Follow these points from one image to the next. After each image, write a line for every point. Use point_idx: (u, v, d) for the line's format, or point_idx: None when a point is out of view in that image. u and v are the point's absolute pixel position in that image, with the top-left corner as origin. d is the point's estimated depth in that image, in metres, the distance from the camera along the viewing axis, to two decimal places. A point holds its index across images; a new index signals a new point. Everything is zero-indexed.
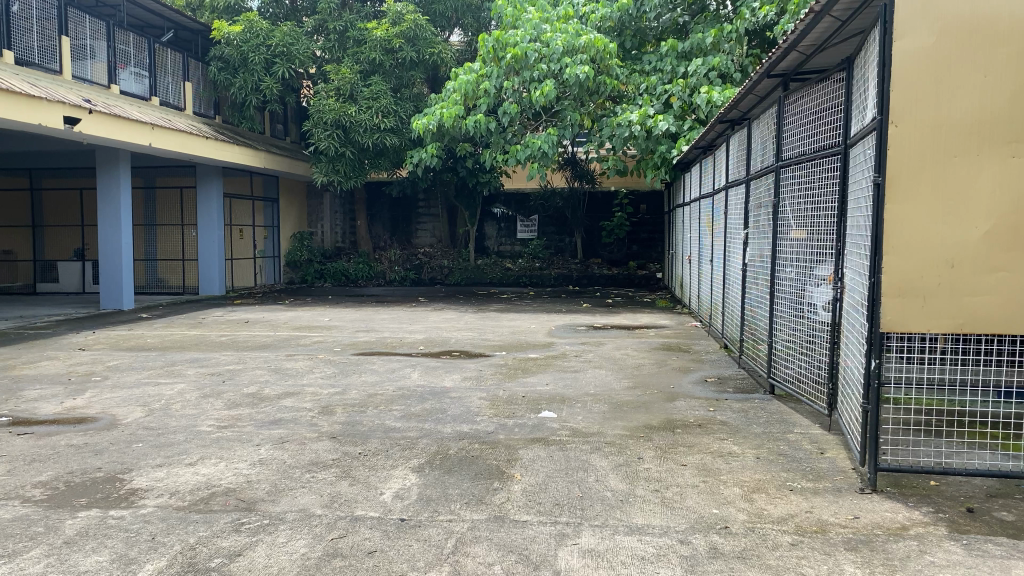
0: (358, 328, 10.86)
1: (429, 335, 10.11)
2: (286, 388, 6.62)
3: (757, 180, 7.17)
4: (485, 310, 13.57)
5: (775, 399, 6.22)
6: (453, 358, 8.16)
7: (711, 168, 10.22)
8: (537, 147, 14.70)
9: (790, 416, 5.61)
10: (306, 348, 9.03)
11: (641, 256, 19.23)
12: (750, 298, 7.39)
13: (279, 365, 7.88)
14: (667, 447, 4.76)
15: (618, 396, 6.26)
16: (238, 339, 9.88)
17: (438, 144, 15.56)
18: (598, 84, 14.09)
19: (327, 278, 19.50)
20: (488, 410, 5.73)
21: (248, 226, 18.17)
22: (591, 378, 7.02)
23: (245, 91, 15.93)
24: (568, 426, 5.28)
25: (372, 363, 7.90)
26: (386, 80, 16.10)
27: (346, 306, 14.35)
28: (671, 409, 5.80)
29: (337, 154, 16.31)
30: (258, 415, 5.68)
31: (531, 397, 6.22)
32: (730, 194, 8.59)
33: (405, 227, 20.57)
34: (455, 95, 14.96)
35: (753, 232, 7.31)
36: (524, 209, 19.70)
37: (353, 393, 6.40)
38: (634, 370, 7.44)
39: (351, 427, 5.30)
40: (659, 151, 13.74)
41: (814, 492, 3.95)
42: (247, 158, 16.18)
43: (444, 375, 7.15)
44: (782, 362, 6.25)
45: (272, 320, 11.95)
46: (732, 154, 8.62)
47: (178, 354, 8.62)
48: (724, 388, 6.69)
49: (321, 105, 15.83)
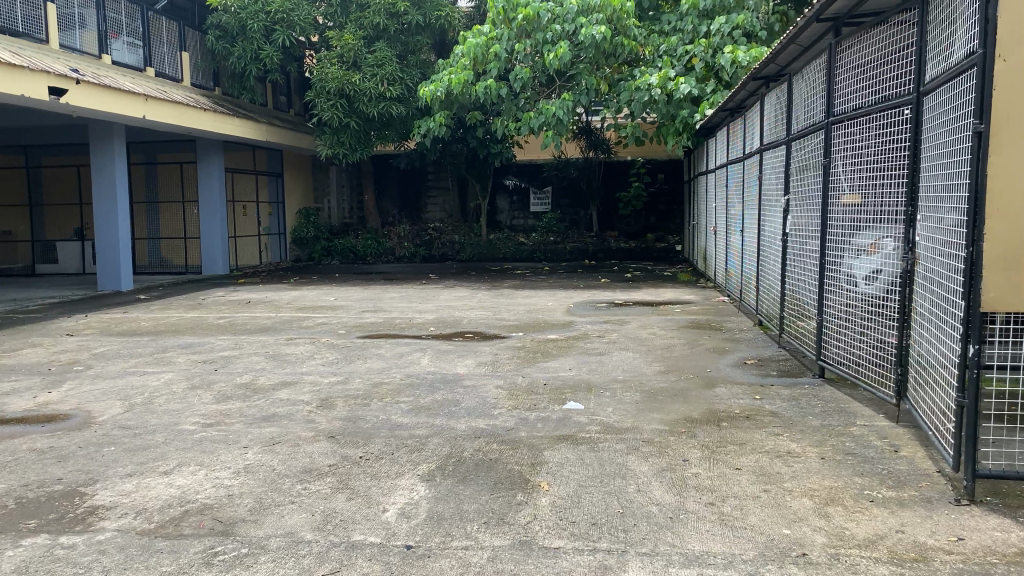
0: (365, 308, 10.25)
1: (440, 315, 9.49)
2: (283, 378, 6.02)
3: (802, 140, 6.46)
4: (498, 287, 12.91)
5: (827, 383, 5.57)
6: (466, 341, 7.53)
7: (742, 129, 9.50)
8: (552, 114, 13.93)
9: (848, 404, 4.95)
10: (309, 330, 8.42)
11: (659, 229, 18.53)
12: (794, 271, 6.74)
13: (278, 350, 7.28)
14: (715, 445, 4.14)
15: (650, 382, 5.62)
16: (237, 322, 9.28)
17: (447, 112, 14.78)
18: (615, 46, 13.47)
19: (335, 255, 18.83)
20: (506, 401, 5.11)
21: (252, 203, 17.57)
22: (618, 361, 6.38)
23: (244, 60, 15.33)
24: (598, 419, 4.65)
25: (379, 347, 7.28)
26: (391, 46, 15.37)
27: (354, 285, 13.71)
28: (712, 398, 5.17)
29: (341, 125, 15.51)
30: (250, 409, 5.08)
31: (553, 385, 5.58)
32: (766, 158, 7.89)
33: (414, 200, 19.87)
34: (463, 60, 14.08)
35: (796, 198, 6.62)
36: (537, 180, 18.99)
37: (356, 382, 5.79)
38: (665, 353, 6.79)
39: (352, 423, 4.69)
40: (681, 116, 12.97)
41: (900, 504, 3.29)
42: (248, 131, 15.51)
43: (456, 360, 6.53)
44: (836, 341, 5.61)
45: (275, 300, 11.35)
46: (767, 113, 7.92)
47: (171, 339, 8.02)
48: (767, 371, 6.03)
49: (324, 74, 15.06)
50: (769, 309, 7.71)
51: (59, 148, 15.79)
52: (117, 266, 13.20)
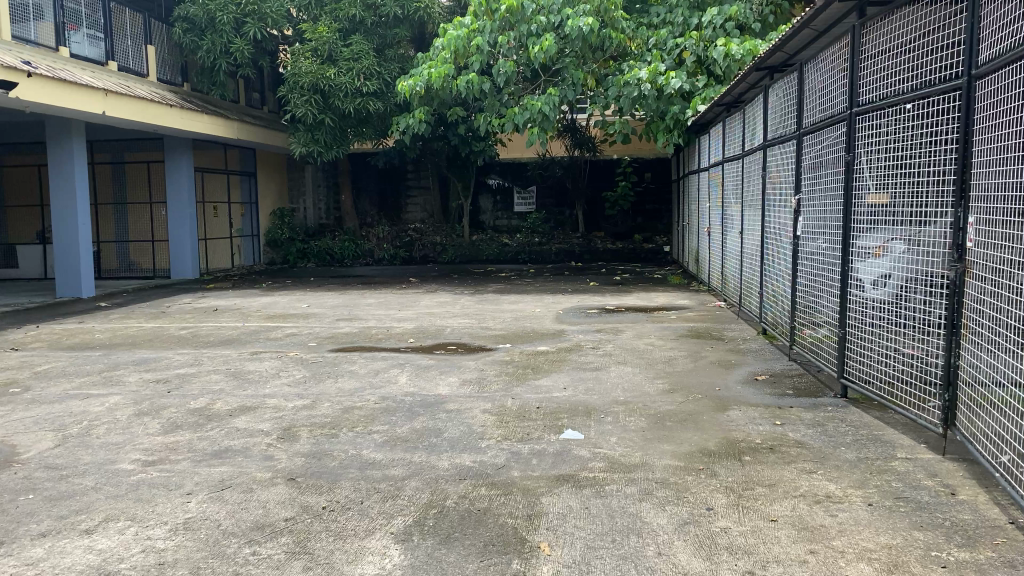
0: (340, 316, 9.58)
1: (420, 323, 8.84)
2: (243, 402, 5.35)
3: (816, 134, 5.91)
4: (481, 291, 12.28)
5: (851, 404, 5.01)
6: (448, 354, 6.89)
7: (740, 124, 8.95)
8: (537, 109, 13.29)
9: (883, 432, 4.36)
10: (277, 342, 7.74)
11: (646, 229, 17.99)
12: (805, 277, 6.20)
13: (240, 367, 6.60)
14: (740, 488, 3.55)
15: (655, 404, 5.02)
16: (200, 333, 8.58)
17: (427, 108, 14.08)
18: (602, 38, 12.94)
19: (311, 257, 18.17)
20: (495, 429, 4.48)
21: (223, 203, 16.85)
22: (616, 379, 5.78)
23: (214, 54, 14.59)
24: (602, 453, 4.04)
25: (352, 362, 6.63)
26: (367, 40, 14.71)
27: (330, 289, 13.03)
28: (726, 423, 4.59)
29: (315, 122, 14.81)
30: (201, 443, 4.43)
31: (547, 408, 4.97)
32: (771, 153, 7.34)
33: (394, 201, 19.18)
34: (443, 53, 13.35)
35: (809, 197, 6.07)
36: (520, 179, 18.39)
37: (325, 408, 5.14)
38: (667, 367, 6.20)
39: (316, 462, 4.05)
40: (671, 112, 12.40)
41: (980, 570, 2.71)
42: (217, 128, 14.80)
43: (438, 378, 5.89)
44: (860, 356, 5.07)
45: (245, 307, 10.64)
46: (771, 105, 7.37)
47: (125, 354, 7.31)
48: (782, 389, 5.44)
49: (297, 68, 14.32)
50: (774, 316, 7.17)
51: (18, 146, 14.97)
52: (77, 271, 12.44)
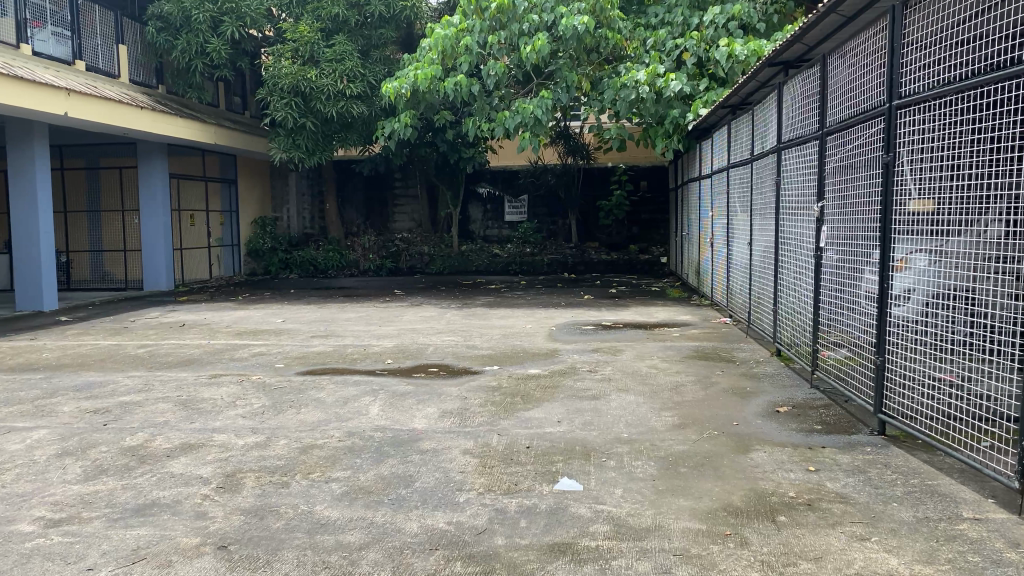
0: (315, 332, 8.84)
1: (401, 341, 8.11)
2: (187, 439, 4.62)
3: (843, 135, 5.27)
4: (469, 305, 11.58)
5: (892, 443, 4.31)
6: (429, 379, 6.17)
7: (749, 127, 8.29)
8: (529, 112, 12.57)
9: (940, 483, 3.65)
10: (241, 364, 7.00)
11: (643, 240, 17.35)
12: (829, 294, 5.52)
13: (194, 394, 5.86)
14: (780, 564, 2.85)
15: (665, 444, 4.32)
16: (158, 352, 7.81)
17: (413, 112, 13.30)
18: (597, 39, 12.30)
19: (293, 269, 17.39)
20: (477, 478, 3.77)
21: (201, 212, 16.10)
22: (618, 410, 5.08)
23: (189, 55, 13.90)
24: (605, 512, 3.33)
25: (320, 388, 5.89)
26: (352, 41, 14.01)
27: (309, 302, 12.29)
28: (752, 470, 3.89)
29: (296, 126, 14.09)
30: (124, 495, 3.69)
31: (540, 448, 4.26)
32: (786, 159, 6.69)
33: (380, 210, 18.48)
34: (430, 54, 12.65)
35: (835, 205, 5.40)
36: (512, 188, 17.72)
37: (281, 446, 4.42)
38: (674, 395, 5.50)
39: (257, 522, 3.33)
40: (671, 116, 11.74)
41: None
42: (192, 132, 14.06)
43: (415, 409, 5.17)
44: (902, 387, 4.39)
45: (214, 323, 9.89)
46: (785, 104, 6.72)
47: (68, 377, 6.54)
48: (809, 425, 4.74)
49: (276, 70, 13.60)
50: (791, 334, 6.50)
51: None
52: (38, 283, 11.66)
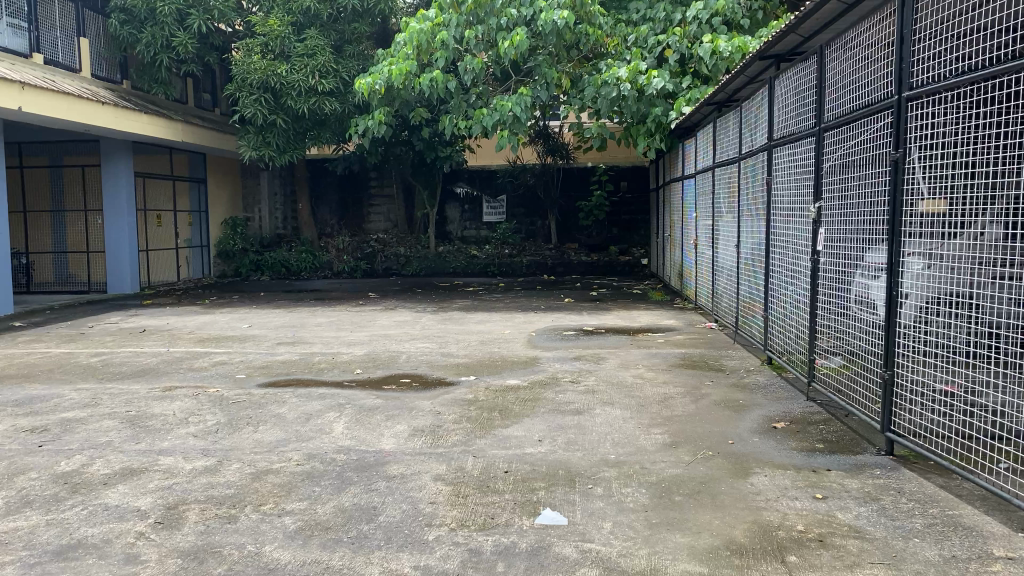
0: (282, 339, 8.38)
1: (373, 349, 7.68)
2: (129, 463, 4.17)
3: (841, 130, 4.92)
4: (446, 308, 11.16)
5: (903, 465, 3.95)
6: (400, 391, 5.75)
7: (736, 124, 7.94)
8: (507, 110, 12.16)
9: (963, 513, 3.28)
10: (200, 375, 6.54)
11: (623, 241, 17.00)
12: (828, 301, 5.16)
13: (144, 409, 5.40)
14: None
15: (656, 467, 3.94)
16: (112, 361, 7.32)
17: (387, 109, 12.85)
18: (578, 34, 11.94)
19: (265, 270, 16.92)
20: (449, 510, 3.37)
21: (168, 212, 15.55)
22: (603, 427, 4.69)
23: (154, 48, 13.38)
24: (594, 553, 2.94)
25: (281, 403, 5.45)
26: (324, 35, 13.54)
27: (279, 306, 11.80)
28: (754, 499, 3.51)
29: (266, 123, 13.62)
30: (47, 533, 3.25)
31: (519, 473, 3.86)
32: (777, 156, 6.35)
33: (355, 210, 17.99)
34: (405, 49, 12.21)
35: (832, 205, 5.05)
36: (491, 187, 17.29)
37: (232, 472, 3.99)
38: (663, 409, 5.12)
39: (195, 567, 2.90)
40: (653, 114, 11.37)
41: None
42: (158, 129, 13.52)
43: (383, 426, 4.76)
44: (911, 403, 4.04)
45: (176, 329, 9.40)
46: (777, 99, 6.37)
47: (9, 390, 6.05)
48: (810, 443, 4.38)
49: (245, 65, 13.12)
50: (785, 343, 6.15)
51: None
52: None
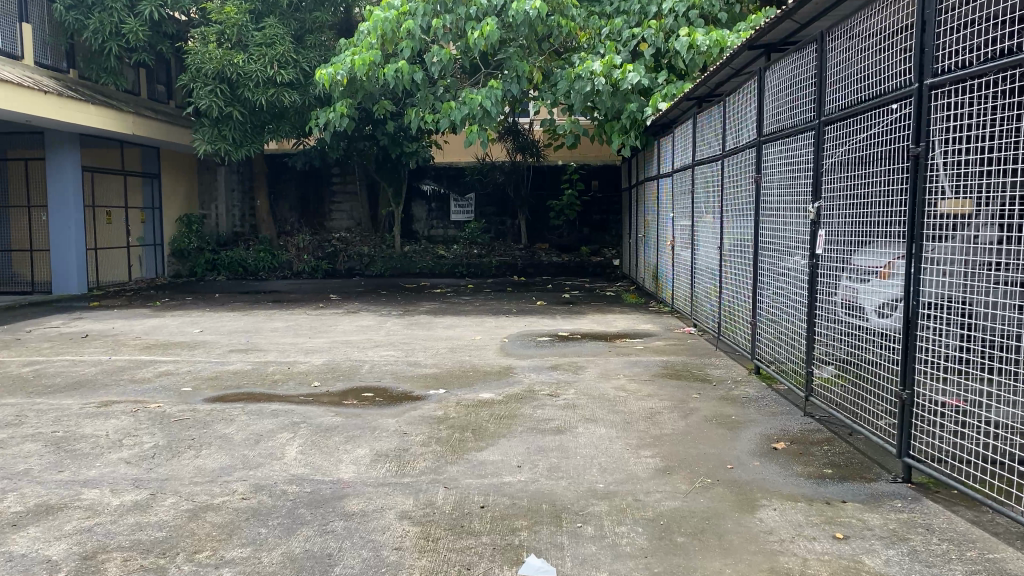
0: (235, 346, 7.80)
1: (333, 357, 7.15)
2: (46, 498, 3.61)
3: (846, 124, 4.52)
4: (412, 311, 10.64)
5: (925, 495, 3.54)
6: (362, 407, 5.25)
7: (719, 120, 7.55)
8: (477, 104, 11.65)
9: (1008, 559, 2.87)
10: (141, 387, 5.96)
11: (594, 241, 16.62)
12: (829, 309, 4.76)
13: (73, 429, 4.83)
14: None
15: (652, 499, 3.49)
16: (46, 371, 6.70)
17: (350, 101, 12.28)
18: (550, 26, 11.50)
19: (221, 270, 16.23)
20: (418, 560, 2.89)
21: (119, 209, 14.81)
22: (588, 449, 4.24)
23: (102, 36, 12.67)
24: None
25: (229, 422, 4.91)
26: (284, 24, 12.94)
27: (234, 309, 11.19)
28: (766, 538, 3.08)
29: (222, 115, 12.99)
30: None
31: (498, 508, 3.39)
32: (768, 152, 5.94)
33: (317, 207, 17.36)
34: (369, 38, 11.67)
35: (835, 205, 4.65)
36: (458, 185, 16.80)
37: (164, 509, 3.46)
38: (651, 427, 4.69)
39: None
40: (628, 111, 10.94)
41: None
42: (107, 121, 12.78)
43: (342, 451, 4.26)
44: (934, 426, 3.62)
45: (121, 334, 8.76)
46: (767, 92, 5.98)
47: None
48: (818, 468, 3.96)
49: (199, 55, 12.49)
50: (776, 351, 5.74)
51: None
52: None
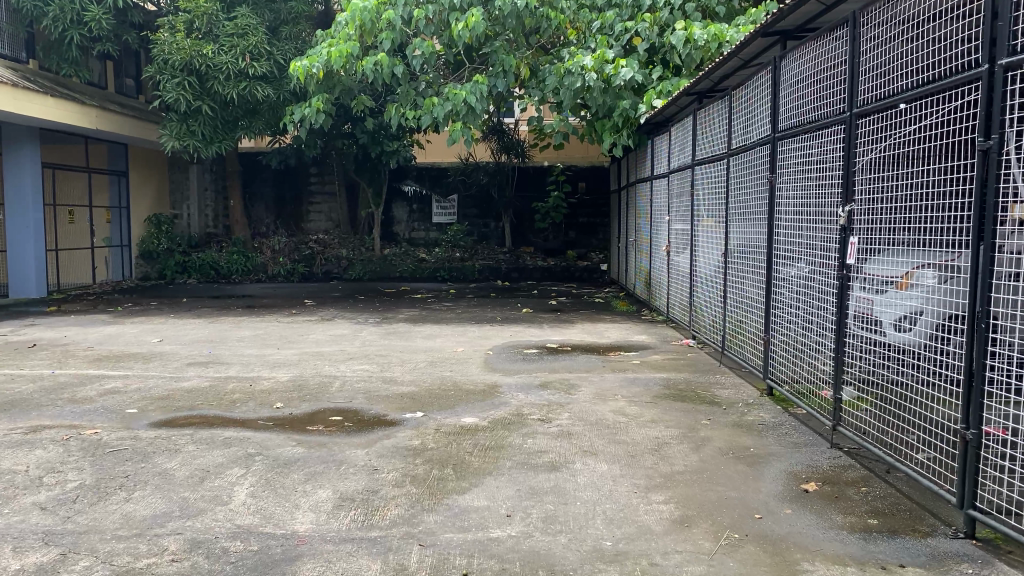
0: (194, 358, 7.12)
1: (301, 371, 6.49)
2: None
3: (885, 115, 3.92)
4: (390, 319, 9.98)
5: (1000, 559, 2.95)
6: (328, 434, 4.60)
7: (723, 116, 6.96)
8: (461, 99, 10.97)
9: None
10: (79, 409, 5.27)
11: (580, 244, 16.12)
12: (862, 327, 4.16)
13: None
14: None
15: (671, 562, 2.88)
16: None
17: (326, 96, 11.60)
18: (538, 18, 10.91)
19: (192, 273, 15.44)
20: None
21: (82, 207, 14.03)
22: (589, 492, 3.62)
23: (62, 23, 11.90)
24: None
25: (173, 454, 4.25)
26: (257, 15, 12.28)
27: (200, 315, 10.47)
28: None
29: (190, 110, 12.23)
30: None
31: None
32: (783, 150, 5.35)
33: (293, 207, 16.67)
34: (347, 29, 11.00)
35: (871, 208, 4.05)
36: (440, 186, 16.17)
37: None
38: (659, 462, 4.08)
39: None
40: (621, 108, 10.28)
41: None
42: (67, 114, 11.97)
43: (300, 493, 3.61)
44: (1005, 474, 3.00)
45: (72, 344, 8.02)
46: (784, 83, 5.38)
47: None
48: (862, 518, 3.36)
49: (166, 45, 11.76)
50: (793, 370, 5.15)
51: None
52: None
